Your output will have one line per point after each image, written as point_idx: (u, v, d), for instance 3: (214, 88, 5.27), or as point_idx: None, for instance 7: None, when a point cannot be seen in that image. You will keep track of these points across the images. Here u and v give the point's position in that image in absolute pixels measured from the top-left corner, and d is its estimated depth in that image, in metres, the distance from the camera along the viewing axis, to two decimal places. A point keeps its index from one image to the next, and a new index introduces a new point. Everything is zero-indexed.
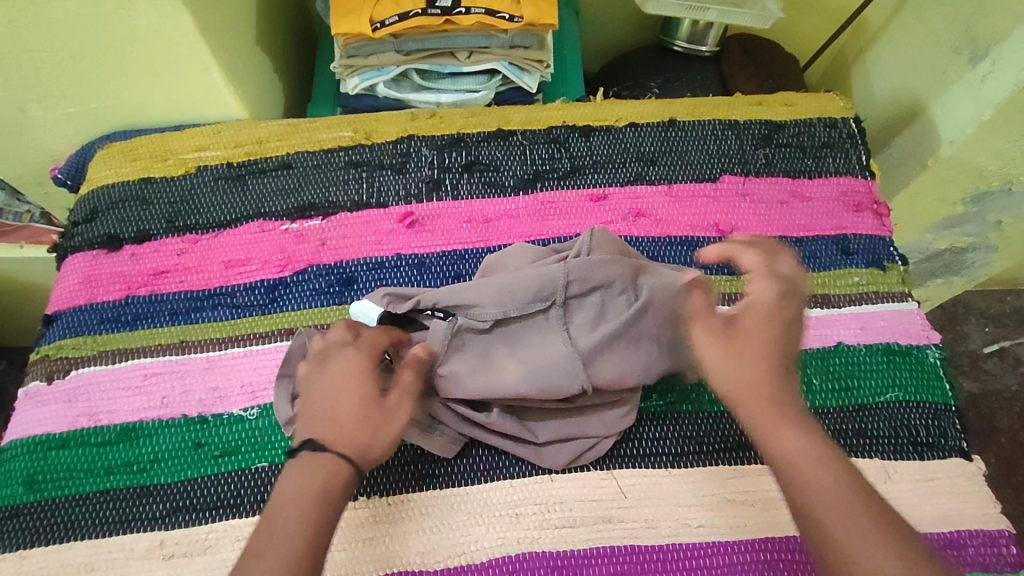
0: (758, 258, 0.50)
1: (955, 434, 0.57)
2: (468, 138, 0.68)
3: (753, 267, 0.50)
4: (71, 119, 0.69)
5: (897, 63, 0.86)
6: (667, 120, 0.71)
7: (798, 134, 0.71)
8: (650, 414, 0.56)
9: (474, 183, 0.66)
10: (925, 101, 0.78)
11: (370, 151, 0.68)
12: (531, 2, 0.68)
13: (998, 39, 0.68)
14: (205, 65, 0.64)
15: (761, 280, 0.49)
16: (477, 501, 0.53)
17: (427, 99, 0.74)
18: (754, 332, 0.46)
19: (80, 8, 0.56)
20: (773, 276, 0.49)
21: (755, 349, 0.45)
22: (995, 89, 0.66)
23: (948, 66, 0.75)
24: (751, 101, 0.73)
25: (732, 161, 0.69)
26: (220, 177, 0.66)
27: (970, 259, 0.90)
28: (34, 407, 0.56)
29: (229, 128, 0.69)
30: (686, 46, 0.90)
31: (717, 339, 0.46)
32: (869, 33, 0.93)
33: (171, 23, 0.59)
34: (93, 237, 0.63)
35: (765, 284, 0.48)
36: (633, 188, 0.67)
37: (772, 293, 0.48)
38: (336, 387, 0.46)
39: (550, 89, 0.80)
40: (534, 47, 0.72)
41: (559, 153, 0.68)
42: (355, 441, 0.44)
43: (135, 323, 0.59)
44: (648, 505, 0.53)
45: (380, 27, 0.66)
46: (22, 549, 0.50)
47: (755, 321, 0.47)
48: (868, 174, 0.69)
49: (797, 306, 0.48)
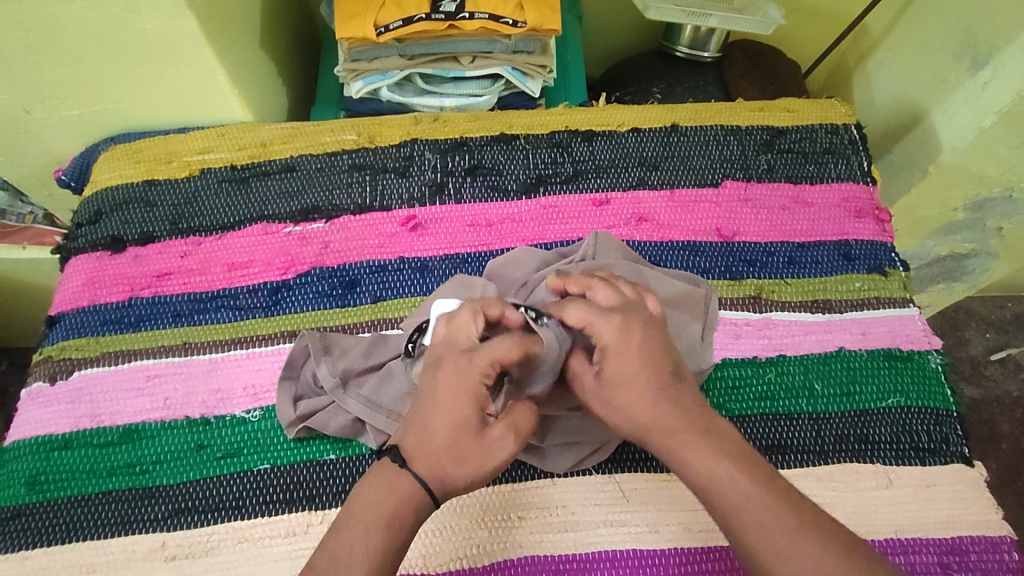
0: (581, 305, 0.48)
1: (956, 440, 0.57)
2: (471, 142, 0.69)
3: (582, 319, 0.47)
4: (76, 120, 0.70)
5: (898, 70, 0.86)
6: (669, 125, 0.71)
7: (799, 140, 0.71)
8: None
9: (477, 187, 0.67)
10: (926, 108, 0.78)
11: (373, 155, 0.68)
12: (534, 8, 0.68)
13: (998, 47, 0.68)
14: (210, 68, 0.65)
15: (599, 325, 0.46)
16: (478, 505, 0.53)
17: (430, 103, 0.75)
18: (620, 377, 0.45)
19: (86, 11, 0.56)
20: (603, 316, 0.47)
21: (635, 392, 0.44)
22: (996, 96, 0.67)
23: (949, 73, 0.76)
24: (753, 106, 0.73)
25: (734, 167, 0.69)
26: (224, 179, 0.66)
27: (970, 265, 0.91)
28: (37, 407, 0.56)
29: (233, 131, 0.69)
30: (688, 52, 0.90)
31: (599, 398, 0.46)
32: (870, 40, 0.94)
33: (177, 27, 0.59)
34: (96, 239, 0.63)
35: (607, 328, 0.46)
36: (635, 193, 0.67)
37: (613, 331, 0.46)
38: (446, 406, 0.44)
39: (553, 94, 0.81)
40: (537, 53, 0.72)
41: (562, 158, 0.69)
42: (433, 467, 0.42)
43: (137, 325, 0.59)
44: (649, 510, 0.53)
45: (384, 31, 0.66)
46: (23, 550, 0.50)
47: (617, 367, 0.45)
48: (869, 180, 0.70)
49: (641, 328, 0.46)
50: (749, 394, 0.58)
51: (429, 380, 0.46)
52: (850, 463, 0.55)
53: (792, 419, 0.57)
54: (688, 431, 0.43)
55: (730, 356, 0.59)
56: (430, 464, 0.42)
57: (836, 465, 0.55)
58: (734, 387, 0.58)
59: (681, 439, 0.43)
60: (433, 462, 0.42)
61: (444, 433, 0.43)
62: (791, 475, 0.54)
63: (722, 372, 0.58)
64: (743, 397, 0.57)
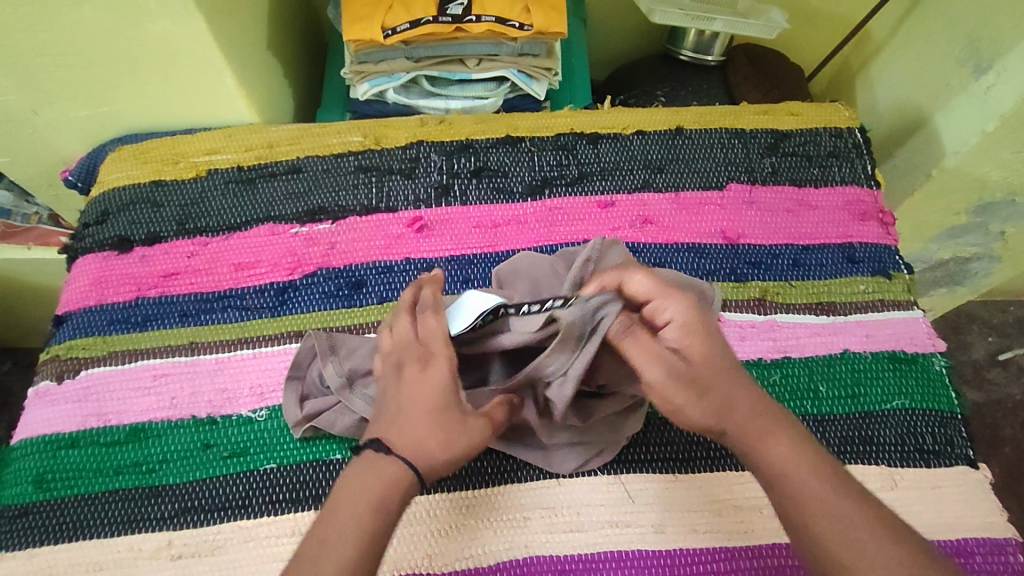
0: (647, 276, 0.46)
1: (961, 442, 0.57)
2: (477, 145, 0.69)
3: (649, 292, 0.45)
4: (84, 121, 0.70)
5: (902, 74, 0.87)
6: (674, 127, 0.71)
7: (804, 143, 0.72)
8: (656, 420, 0.57)
9: (482, 189, 0.67)
10: (929, 112, 0.79)
11: (379, 156, 0.68)
12: (540, 10, 0.68)
13: (1002, 51, 0.68)
14: (217, 69, 0.65)
15: (671, 300, 0.45)
16: (484, 505, 0.53)
17: (436, 105, 0.75)
18: (704, 357, 0.44)
19: (97, 13, 0.57)
20: (676, 291, 0.45)
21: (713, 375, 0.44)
22: (1000, 100, 0.67)
23: (953, 78, 0.76)
24: (757, 109, 0.74)
25: (739, 169, 0.69)
26: (230, 180, 0.67)
27: (973, 268, 0.91)
28: (44, 406, 0.56)
29: (240, 132, 0.69)
30: (692, 55, 0.91)
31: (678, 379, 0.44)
32: (874, 44, 0.94)
33: (186, 28, 0.59)
34: (104, 239, 0.64)
35: (683, 306, 0.45)
36: (641, 195, 0.67)
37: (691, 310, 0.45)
38: (416, 395, 0.44)
39: (557, 97, 0.81)
40: (543, 55, 0.73)
41: (567, 160, 0.69)
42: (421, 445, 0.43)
43: (144, 325, 0.59)
44: (654, 510, 0.53)
45: (391, 34, 0.67)
46: (30, 549, 0.50)
47: (694, 347, 0.44)
48: (873, 183, 0.70)
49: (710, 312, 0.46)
50: None
51: (393, 378, 0.46)
52: (855, 465, 0.55)
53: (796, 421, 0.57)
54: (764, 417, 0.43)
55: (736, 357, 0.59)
56: (414, 451, 0.42)
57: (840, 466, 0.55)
58: None
59: (761, 424, 0.43)
60: (416, 447, 0.43)
61: (422, 419, 0.44)
62: None
63: None
64: None
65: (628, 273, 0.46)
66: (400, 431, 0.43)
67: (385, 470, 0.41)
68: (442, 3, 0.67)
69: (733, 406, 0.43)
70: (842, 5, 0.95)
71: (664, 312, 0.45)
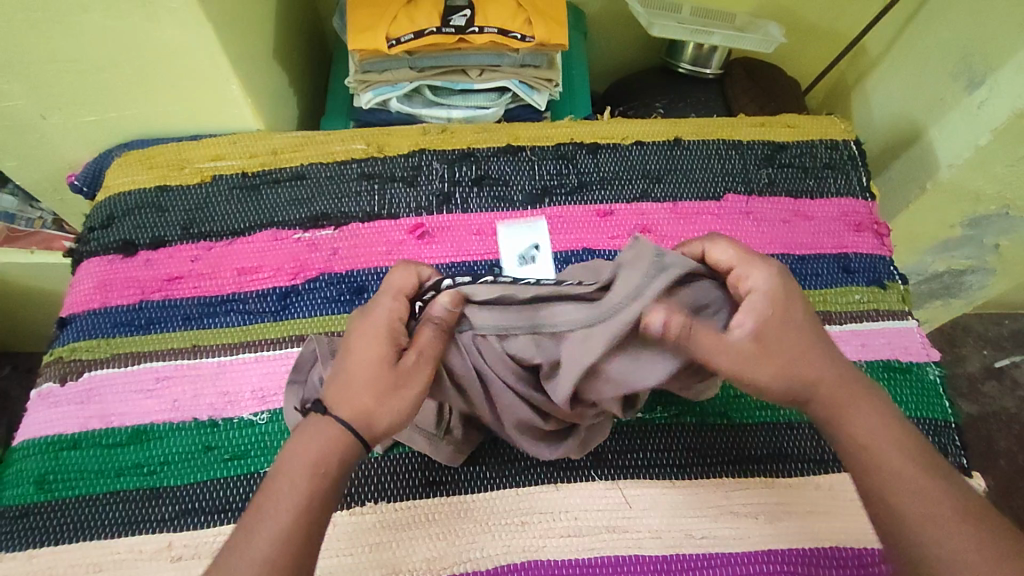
0: (731, 247, 0.49)
1: (955, 451, 0.58)
2: (479, 153, 0.70)
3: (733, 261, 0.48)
4: (90, 127, 0.71)
5: (896, 89, 0.88)
6: (673, 138, 0.73)
7: (800, 155, 0.73)
8: (654, 426, 0.57)
9: (483, 197, 0.68)
10: (924, 126, 0.80)
11: (382, 164, 0.69)
12: (542, 23, 0.70)
13: (995, 66, 0.70)
14: (224, 77, 0.66)
15: (755, 269, 0.47)
16: (484, 509, 0.53)
17: (438, 114, 0.76)
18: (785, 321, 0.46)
19: (108, 20, 0.58)
20: (759, 261, 0.48)
21: (793, 340, 0.45)
22: (992, 114, 0.68)
23: (947, 92, 0.77)
24: (754, 122, 0.75)
25: (736, 180, 0.70)
26: (235, 186, 0.67)
27: (968, 281, 0.92)
28: (46, 408, 0.56)
29: (245, 139, 0.70)
30: (690, 69, 0.92)
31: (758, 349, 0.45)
32: (869, 59, 0.95)
33: (194, 36, 0.60)
34: (109, 243, 0.64)
35: (766, 271, 0.47)
36: (639, 205, 0.68)
37: (775, 278, 0.47)
38: (361, 347, 0.45)
39: (557, 107, 0.82)
40: (544, 67, 0.74)
41: (567, 169, 0.70)
42: (358, 409, 0.43)
43: (147, 328, 0.60)
44: (651, 516, 0.53)
45: (396, 44, 0.68)
46: (30, 549, 0.51)
47: (777, 314, 0.46)
48: (868, 195, 0.71)
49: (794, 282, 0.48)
50: (751, 403, 0.58)
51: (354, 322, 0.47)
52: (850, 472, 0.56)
53: (792, 428, 0.57)
54: (844, 388, 0.45)
55: None
56: (355, 411, 0.43)
57: (835, 474, 0.56)
58: (736, 396, 0.59)
59: (847, 394, 0.45)
60: (358, 410, 0.43)
61: (363, 381, 0.43)
62: (790, 484, 0.55)
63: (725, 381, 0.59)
64: (744, 406, 0.58)
65: (712, 244, 0.50)
66: (342, 395, 0.43)
67: (331, 437, 0.42)
68: (446, 14, 0.69)
69: (818, 375, 0.45)
70: (838, 20, 0.97)
71: (747, 281, 0.47)
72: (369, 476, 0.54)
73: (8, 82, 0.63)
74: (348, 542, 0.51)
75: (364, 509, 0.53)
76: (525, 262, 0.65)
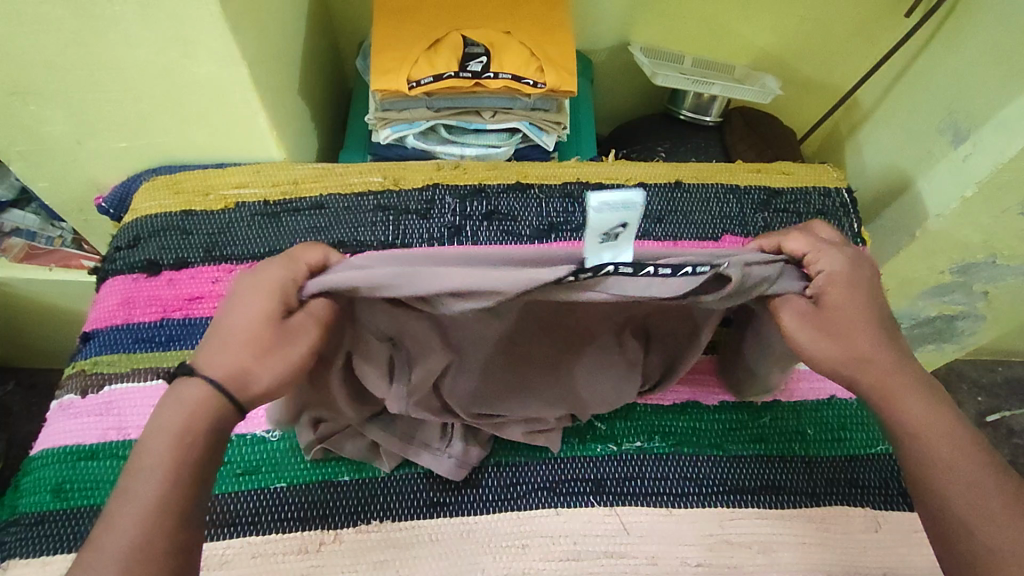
0: (806, 240, 0.48)
1: None
2: (489, 190, 0.74)
3: (808, 246, 0.48)
4: (122, 152, 0.75)
5: (887, 140, 0.93)
6: (674, 181, 0.77)
7: (794, 201, 0.77)
8: (651, 456, 0.59)
9: (493, 231, 0.71)
10: (914, 176, 0.84)
11: (397, 197, 0.73)
12: (553, 71, 0.74)
13: (978, 124, 0.74)
14: (252, 111, 0.70)
15: (831, 253, 0.47)
16: (486, 531, 0.55)
17: (451, 151, 0.80)
18: (843, 305, 0.45)
19: (151, 56, 0.62)
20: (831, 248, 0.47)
21: (851, 321, 0.45)
22: (976, 168, 0.72)
23: (934, 145, 0.82)
24: (751, 168, 0.79)
25: (733, 223, 0.74)
26: (256, 213, 0.71)
27: (960, 327, 0.95)
28: (66, 418, 0.59)
29: (268, 168, 0.74)
30: (691, 116, 0.97)
31: (821, 325, 0.44)
32: (861, 112, 1.00)
33: (228, 73, 0.65)
34: (134, 262, 0.67)
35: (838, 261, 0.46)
36: (641, 243, 0.72)
37: (845, 263, 0.46)
38: (246, 304, 0.43)
39: (566, 148, 0.86)
40: (552, 111, 0.78)
41: (573, 207, 0.73)
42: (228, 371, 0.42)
43: (168, 345, 0.63)
44: (649, 543, 0.55)
45: (416, 86, 0.73)
46: (44, 556, 0.52)
47: (846, 297, 0.45)
48: (859, 241, 0.74)
49: (866, 266, 0.47)
50: (745, 435, 0.61)
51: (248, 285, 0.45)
52: (840, 505, 0.58)
53: (785, 460, 0.59)
54: (896, 373, 0.45)
55: (727, 399, 0.62)
56: (225, 367, 0.42)
57: (828, 507, 0.58)
58: (730, 429, 0.61)
59: (897, 380, 0.45)
60: (228, 367, 0.42)
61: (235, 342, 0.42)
62: (784, 515, 0.57)
63: (720, 414, 0.61)
64: (738, 438, 0.60)
65: (788, 236, 0.49)
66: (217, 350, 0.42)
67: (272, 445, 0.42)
68: (463, 61, 0.74)
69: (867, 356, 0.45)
70: (832, 75, 1.02)
71: (820, 263, 0.46)
72: (307, 500, 0.55)
73: (50, 108, 0.67)
74: (348, 560, 0.53)
75: (289, 533, 0.54)
76: (608, 241, 0.40)
